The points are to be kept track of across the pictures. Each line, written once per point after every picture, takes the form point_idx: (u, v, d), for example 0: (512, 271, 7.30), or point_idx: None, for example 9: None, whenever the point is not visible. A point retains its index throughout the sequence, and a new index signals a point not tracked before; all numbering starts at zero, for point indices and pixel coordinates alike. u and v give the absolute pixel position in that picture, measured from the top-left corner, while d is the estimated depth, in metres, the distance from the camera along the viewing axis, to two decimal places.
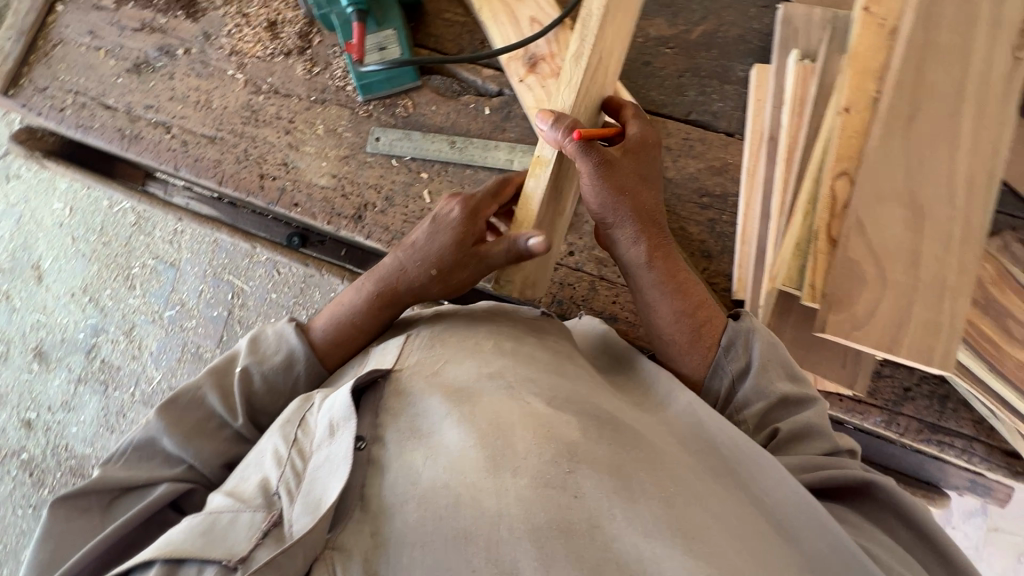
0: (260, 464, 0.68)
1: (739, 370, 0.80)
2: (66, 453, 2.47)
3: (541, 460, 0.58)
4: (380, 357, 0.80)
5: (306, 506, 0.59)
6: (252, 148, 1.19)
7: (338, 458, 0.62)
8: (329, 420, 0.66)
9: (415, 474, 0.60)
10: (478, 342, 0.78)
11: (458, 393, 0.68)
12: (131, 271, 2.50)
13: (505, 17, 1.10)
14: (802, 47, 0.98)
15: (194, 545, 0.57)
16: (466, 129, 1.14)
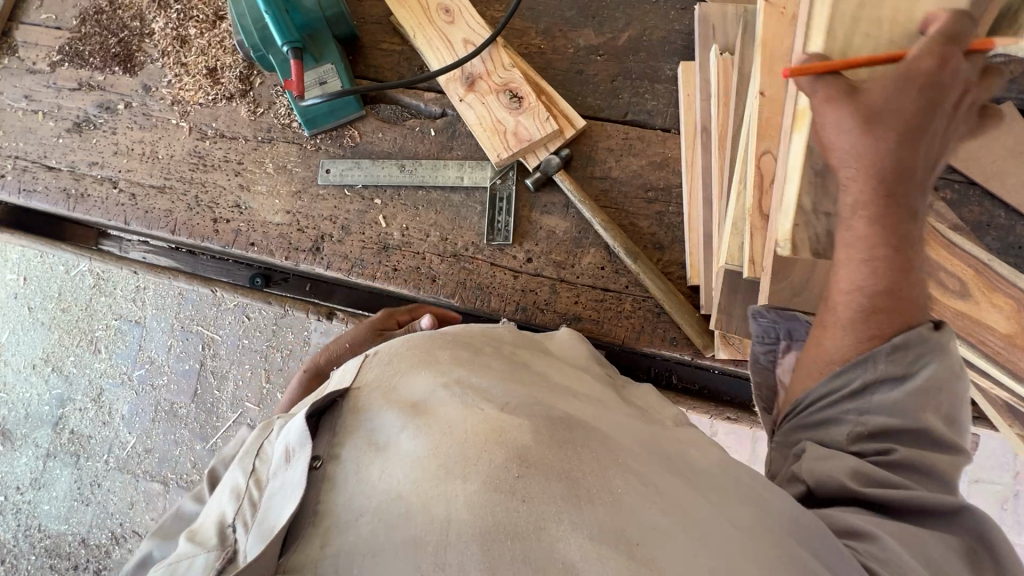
0: (220, 504, 0.68)
1: (897, 376, 0.65)
2: (40, 533, 2.36)
3: (493, 464, 0.57)
4: (340, 377, 0.78)
5: (260, 535, 0.58)
6: (203, 193, 1.19)
7: (290, 486, 0.61)
8: (284, 447, 0.66)
9: (367, 489, 0.58)
10: (436, 354, 0.75)
11: (414, 407, 0.65)
12: (94, 335, 2.43)
13: (440, 42, 1.13)
14: (722, 42, 1.05)
15: None
16: (414, 152, 1.16)
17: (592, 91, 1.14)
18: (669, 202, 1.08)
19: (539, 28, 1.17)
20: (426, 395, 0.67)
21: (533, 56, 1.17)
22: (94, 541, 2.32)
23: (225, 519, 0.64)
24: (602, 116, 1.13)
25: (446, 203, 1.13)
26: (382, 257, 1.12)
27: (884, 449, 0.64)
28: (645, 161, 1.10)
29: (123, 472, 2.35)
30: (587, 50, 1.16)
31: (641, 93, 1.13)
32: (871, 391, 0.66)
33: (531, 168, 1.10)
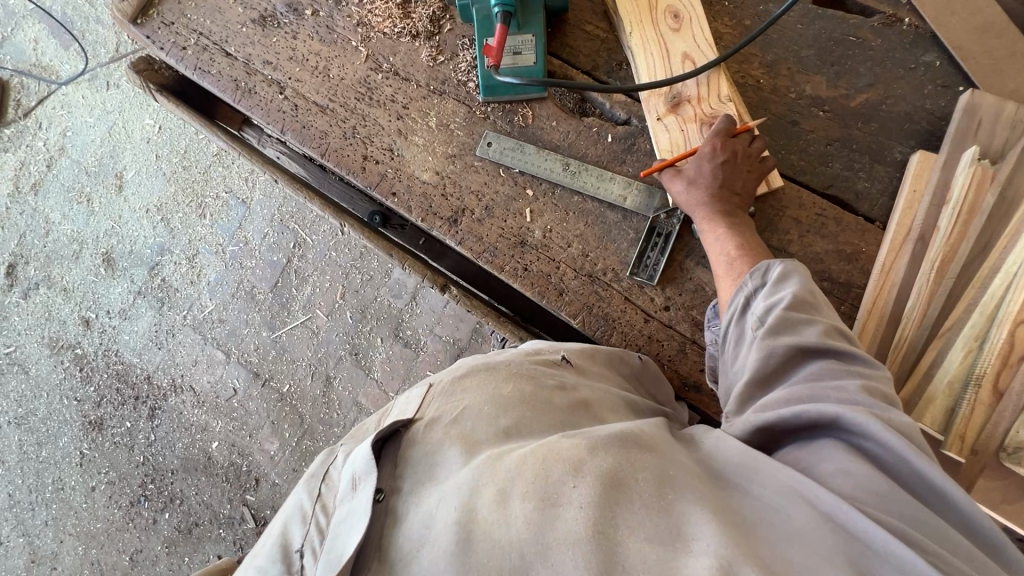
0: (284, 529, 0.68)
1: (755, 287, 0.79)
2: (116, 358, 2.60)
3: (547, 481, 0.57)
4: (403, 405, 0.78)
5: (327, 571, 0.57)
6: (361, 126, 1.17)
7: (357, 512, 0.61)
8: (352, 475, 0.66)
9: (426, 519, 0.58)
10: (497, 386, 0.75)
11: (473, 446, 0.66)
12: (205, 199, 2.56)
13: (656, 48, 1.03)
14: (980, 146, 0.88)
15: None
16: (583, 153, 1.08)
17: (799, 149, 1.01)
18: (844, 300, 0.95)
19: (764, 60, 1.04)
20: (486, 432, 0.68)
21: (747, 89, 1.04)
22: (157, 382, 2.54)
23: (289, 548, 0.64)
24: (801, 179, 1.00)
25: (598, 218, 1.05)
26: (515, 251, 1.07)
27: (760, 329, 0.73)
28: (831, 246, 0.97)
29: (196, 332, 2.52)
30: (811, 100, 1.01)
31: (855, 169, 0.98)
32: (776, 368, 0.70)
33: None
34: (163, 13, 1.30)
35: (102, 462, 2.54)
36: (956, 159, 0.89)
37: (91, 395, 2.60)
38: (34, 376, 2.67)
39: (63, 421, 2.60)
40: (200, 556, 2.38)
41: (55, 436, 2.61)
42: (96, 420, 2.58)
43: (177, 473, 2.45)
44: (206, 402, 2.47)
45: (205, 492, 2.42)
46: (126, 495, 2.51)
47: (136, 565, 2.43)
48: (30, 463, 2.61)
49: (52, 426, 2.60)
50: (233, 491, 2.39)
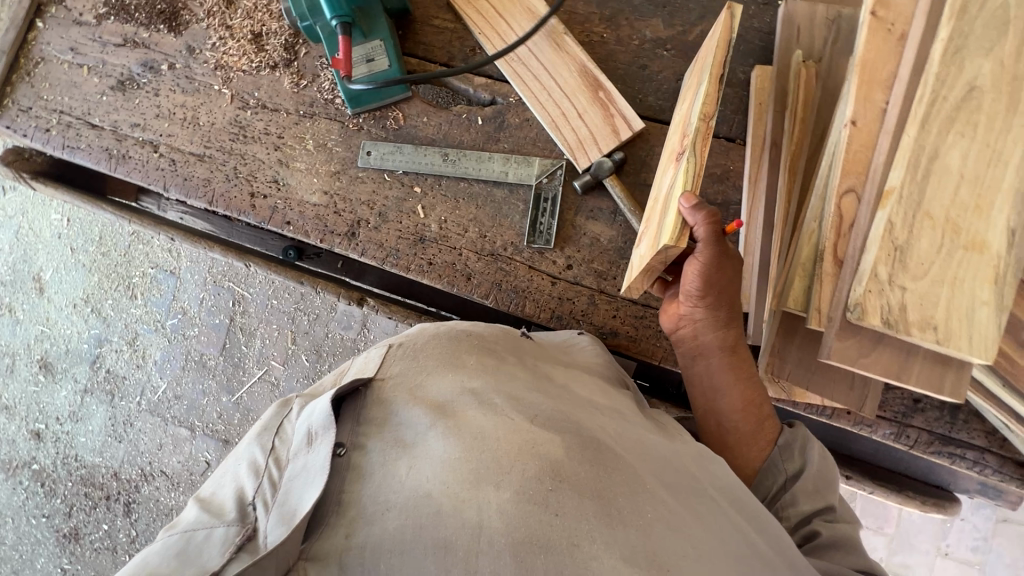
0: (237, 478, 0.70)
1: (794, 471, 0.83)
2: (77, 463, 2.50)
3: (524, 475, 0.60)
4: (363, 365, 0.80)
5: (280, 518, 0.60)
6: (242, 165, 1.17)
7: (313, 467, 0.63)
8: (308, 429, 0.68)
9: (395, 485, 0.60)
10: (461, 357, 0.78)
11: (440, 409, 0.68)
12: (131, 280, 2.49)
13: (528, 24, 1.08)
14: (804, 50, 0.95)
15: (168, 563, 0.58)
16: (459, 140, 1.11)
17: (654, 90, 1.06)
18: (724, 219, 1.01)
19: (603, 16, 1.09)
20: (450, 397, 0.70)
21: (594, 46, 1.09)
22: (126, 475, 2.45)
23: (243, 495, 0.67)
24: (662, 117, 1.05)
25: (487, 198, 1.08)
26: (417, 249, 1.09)
27: (811, 533, 0.77)
28: (703, 172, 1.03)
29: (153, 415, 2.45)
30: (654, 43, 1.07)
31: None
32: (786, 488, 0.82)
33: (580, 170, 1.05)
34: (19, 100, 1.27)
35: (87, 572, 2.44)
36: (785, 66, 0.95)
37: (60, 507, 2.49)
38: None
39: (37, 541, 2.49)
40: None
41: (32, 559, 2.49)
42: (71, 530, 2.47)
43: None
44: (180, 482, 2.40)
45: None
46: None
47: None
48: None
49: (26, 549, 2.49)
50: None
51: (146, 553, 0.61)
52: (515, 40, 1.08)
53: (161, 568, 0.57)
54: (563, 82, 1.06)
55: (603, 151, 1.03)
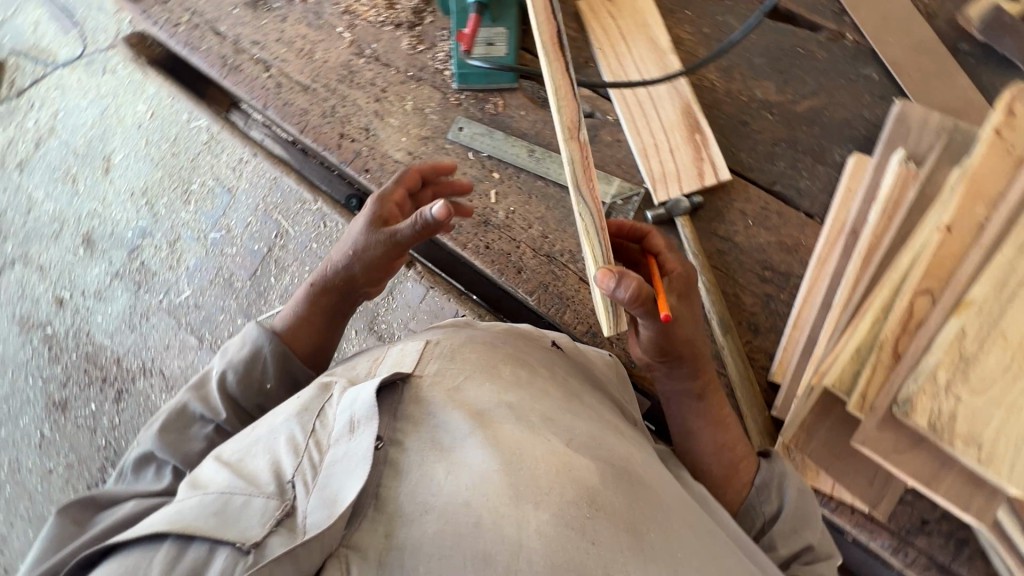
0: (271, 449, 0.69)
1: (772, 514, 0.86)
2: (86, 339, 2.58)
3: (563, 499, 0.62)
4: (399, 358, 0.80)
5: (320, 501, 0.60)
6: (340, 106, 1.22)
7: (356, 455, 0.63)
8: (351, 417, 0.68)
9: (433, 487, 0.62)
10: (498, 366, 0.79)
11: (477, 415, 0.69)
12: (190, 186, 2.59)
13: (650, 54, 1.12)
14: (910, 148, 0.94)
15: (205, 523, 0.59)
16: (548, 142, 1.14)
17: (748, 147, 1.08)
18: (782, 288, 1.02)
19: (719, 65, 1.12)
20: (489, 405, 0.71)
21: (702, 90, 1.11)
22: (127, 365, 2.52)
23: (280, 470, 0.66)
24: (749, 175, 1.07)
25: (559, 202, 1.11)
26: (478, 230, 1.12)
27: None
28: (774, 238, 1.04)
29: (170, 317, 2.52)
30: (760, 104, 1.09)
31: (798, 168, 1.06)
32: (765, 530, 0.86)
33: (656, 202, 1.06)
34: None
35: (62, 444, 2.49)
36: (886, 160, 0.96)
37: (58, 375, 2.56)
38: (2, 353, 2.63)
39: (25, 401, 2.56)
40: None
41: (16, 416, 2.56)
42: (60, 400, 2.54)
43: None
44: (174, 387, 2.45)
45: None
46: (83, 479, 2.46)
47: None
48: None
49: (15, 405, 2.56)
50: None
51: (181, 508, 0.62)
52: (630, 65, 1.12)
53: (200, 525, 0.59)
54: (664, 116, 1.09)
55: (683, 191, 1.05)
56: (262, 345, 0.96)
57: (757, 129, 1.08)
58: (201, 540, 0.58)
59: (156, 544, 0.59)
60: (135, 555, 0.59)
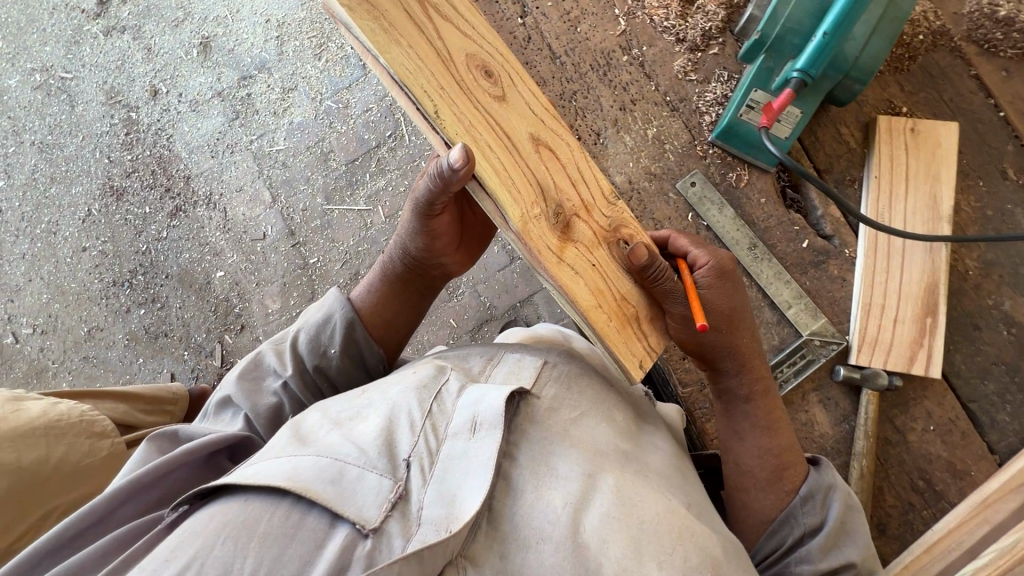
0: (387, 421, 0.69)
1: (814, 526, 0.78)
2: (164, 141, 2.47)
3: (687, 563, 0.64)
4: (517, 366, 0.82)
5: (440, 498, 0.62)
6: (582, 96, 1.10)
7: (475, 458, 0.65)
8: (474, 415, 0.68)
9: (550, 515, 0.64)
10: (614, 410, 0.82)
11: (597, 455, 0.72)
12: (328, 43, 2.44)
13: (924, 205, 1.01)
14: None
15: (324, 492, 0.59)
16: (774, 243, 1.05)
17: (967, 353, 1.01)
18: (927, 505, 0.98)
19: (983, 255, 1.02)
20: (607, 448, 0.74)
21: (952, 272, 1.03)
22: (193, 186, 2.43)
23: (395, 447, 0.66)
24: (952, 380, 1.00)
25: (754, 309, 1.04)
26: None
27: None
28: (946, 454, 0.98)
29: (254, 161, 2.42)
30: (1002, 316, 1.01)
31: (1005, 398, 0.99)
32: (802, 544, 0.78)
33: (852, 361, 1.00)
34: None
35: (103, 229, 2.45)
36: None
37: (124, 163, 2.47)
38: (78, 113, 2.52)
39: (84, 172, 2.48)
40: (152, 365, 2.34)
41: (69, 180, 2.48)
42: (118, 188, 2.46)
43: (171, 279, 2.39)
44: (231, 230, 2.39)
45: (188, 310, 2.37)
46: (110, 272, 2.42)
47: (90, 339, 2.38)
48: (33, 193, 2.49)
49: (73, 171, 2.48)
50: (215, 323, 2.35)
51: (296, 462, 0.62)
52: (899, 210, 1.01)
53: (318, 492, 0.59)
54: (906, 281, 1.00)
55: (886, 365, 0.98)
56: (333, 312, 0.96)
57: (983, 341, 1.01)
58: (318, 510, 0.58)
59: (270, 501, 0.58)
60: (245, 504, 0.58)
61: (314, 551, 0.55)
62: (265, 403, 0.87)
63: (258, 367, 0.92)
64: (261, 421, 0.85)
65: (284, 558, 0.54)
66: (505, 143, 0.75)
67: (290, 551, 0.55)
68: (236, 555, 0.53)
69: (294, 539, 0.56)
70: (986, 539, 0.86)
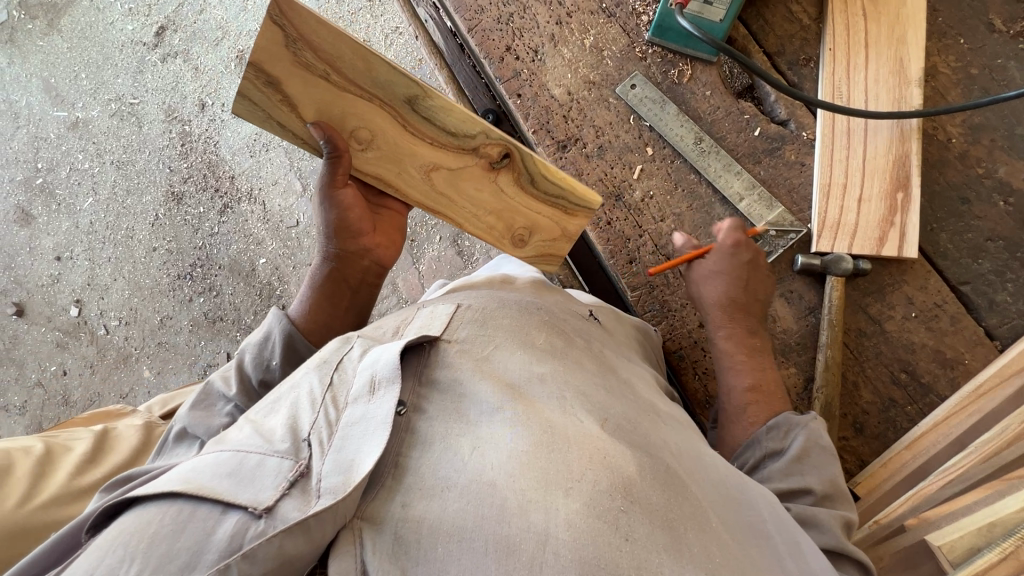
0: (289, 406, 0.64)
1: (776, 451, 0.78)
2: (212, 148, 2.76)
3: (595, 488, 0.57)
4: (427, 320, 0.75)
5: (336, 466, 0.56)
6: (518, 16, 1.11)
7: (374, 421, 0.59)
8: (371, 377, 0.63)
9: (456, 463, 0.58)
10: (531, 334, 0.74)
11: (510, 388, 0.65)
12: None
13: (888, 71, 0.91)
14: None
15: (218, 484, 0.52)
16: (722, 136, 1.00)
17: (953, 230, 0.89)
18: (912, 400, 0.88)
19: (968, 120, 0.91)
20: (521, 378, 0.67)
21: (931, 142, 0.92)
22: (237, 185, 2.70)
23: (296, 426, 0.61)
24: (937, 262, 0.89)
25: (704, 206, 0.99)
26: (607, 203, 1.03)
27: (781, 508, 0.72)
28: (933, 343, 0.88)
29: (285, 155, 2.64)
30: (995, 185, 0.89)
31: (1002, 277, 0.88)
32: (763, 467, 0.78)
33: (812, 251, 0.92)
34: None
35: (168, 231, 2.77)
36: None
37: (181, 170, 2.79)
38: (144, 133, 2.88)
39: (152, 182, 2.83)
40: (212, 346, 2.62)
41: (140, 191, 2.84)
42: (177, 194, 2.78)
43: (223, 269, 2.66)
44: (270, 220, 2.62)
45: (239, 296, 2.62)
46: (175, 268, 2.74)
47: (163, 327, 2.71)
48: (114, 205, 2.88)
49: (143, 182, 2.84)
50: (261, 306, 2.59)
51: (192, 466, 0.56)
52: (858, 81, 0.92)
53: (211, 487, 0.52)
54: (870, 158, 0.91)
55: (852, 249, 0.89)
56: (272, 328, 0.89)
57: (972, 216, 0.89)
58: (208, 505, 0.51)
59: (162, 503, 0.51)
60: (143, 512, 0.51)
61: (202, 540, 0.49)
62: (219, 423, 0.77)
63: (201, 395, 0.82)
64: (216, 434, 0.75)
65: (172, 552, 0.48)
66: (401, 125, 0.74)
67: (178, 545, 0.48)
68: (123, 560, 0.48)
69: (184, 532, 0.49)
70: (971, 428, 0.76)
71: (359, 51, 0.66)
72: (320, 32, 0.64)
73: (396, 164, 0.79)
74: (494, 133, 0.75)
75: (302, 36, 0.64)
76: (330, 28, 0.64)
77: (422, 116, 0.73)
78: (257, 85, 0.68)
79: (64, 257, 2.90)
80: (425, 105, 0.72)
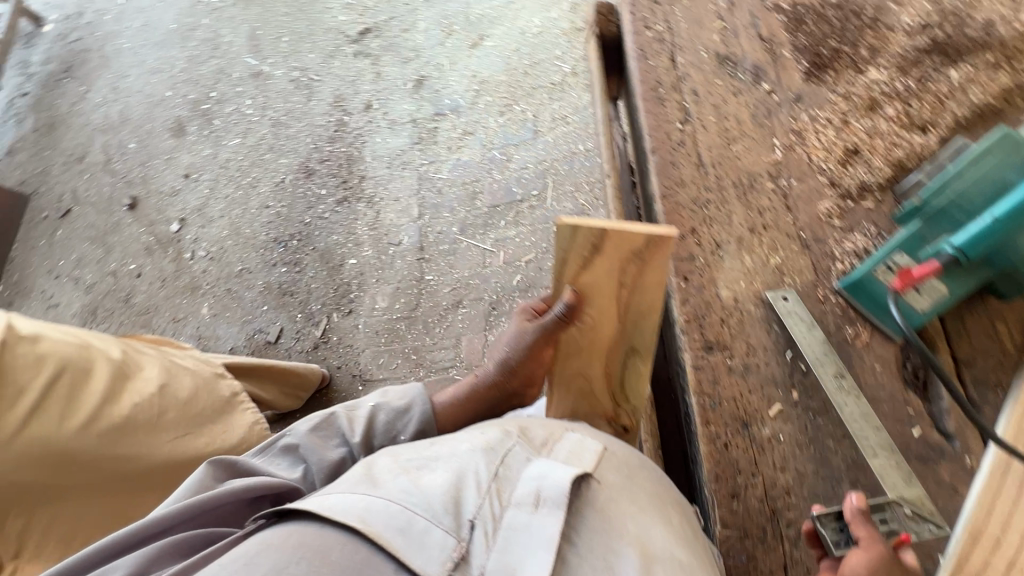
0: (458, 477, 0.72)
1: None
2: (359, 145, 2.95)
3: None
4: (576, 448, 0.76)
5: (500, 568, 0.65)
6: (715, 206, 1.12)
7: (536, 537, 0.66)
8: (537, 490, 0.70)
9: None
10: (670, 511, 0.72)
11: (652, 562, 0.65)
12: (514, 106, 2.80)
13: None
14: None
15: (393, 541, 0.65)
16: (877, 417, 0.94)
17: None
18: None
19: None
20: (663, 554, 0.67)
21: None
22: (364, 186, 2.84)
23: (460, 502, 0.70)
24: None
25: (832, 479, 0.92)
26: (732, 425, 0.97)
27: None
28: None
29: (417, 180, 2.78)
30: None
31: None
32: None
33: None
34: None
35: (287, 197, 2.94)
36: None
37: (324, 151, 2.99)
38: (310, 107, 3.12)
39: (295, 150, 3.04)
40: (271, 315, 2.69)
41: (282, 152, 3.05)
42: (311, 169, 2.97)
43: (316, 252, 2.77)
44: (377, 229, 2.73)
45: (317, 282, 2.70)
46: (276, 231, 2.88)
47: (239, 277, 2.82)
48: (254, 153, 3.10)
49: (288, 147, 3.05)
50: (331, 300, 2.64)
51: (370, 502, 0.69)
52: None
53: (387, 539, 0.65)
54: (1011, 524, 0.85)
55: None
56: (413, 403, 1.01)
57: None
58: (388, 553, 0.65)
59: (343, 535, 0.66)
60: (321, 533, 0.66)
61: None
62: (329, 458, 0.92)
63: (327, 424, 0.95)
64: (320, 473, 0.90)
65: None
66: (604, 351, 0.92)
67: None
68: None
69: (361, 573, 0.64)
70: None
71: (655, 300, 0.84)
72: (656, 276, 0.81)
73: (574, 348, 0.94)
74: (636, 414, 0.96)
75: (646, 262, 0.80)
76: (658, 285, 0.82)
77: (622, 361, 0.93)
78: (591, 235, 0.80)
79: (192, 177, 3.12)
80: (632, 360, 0.92)
